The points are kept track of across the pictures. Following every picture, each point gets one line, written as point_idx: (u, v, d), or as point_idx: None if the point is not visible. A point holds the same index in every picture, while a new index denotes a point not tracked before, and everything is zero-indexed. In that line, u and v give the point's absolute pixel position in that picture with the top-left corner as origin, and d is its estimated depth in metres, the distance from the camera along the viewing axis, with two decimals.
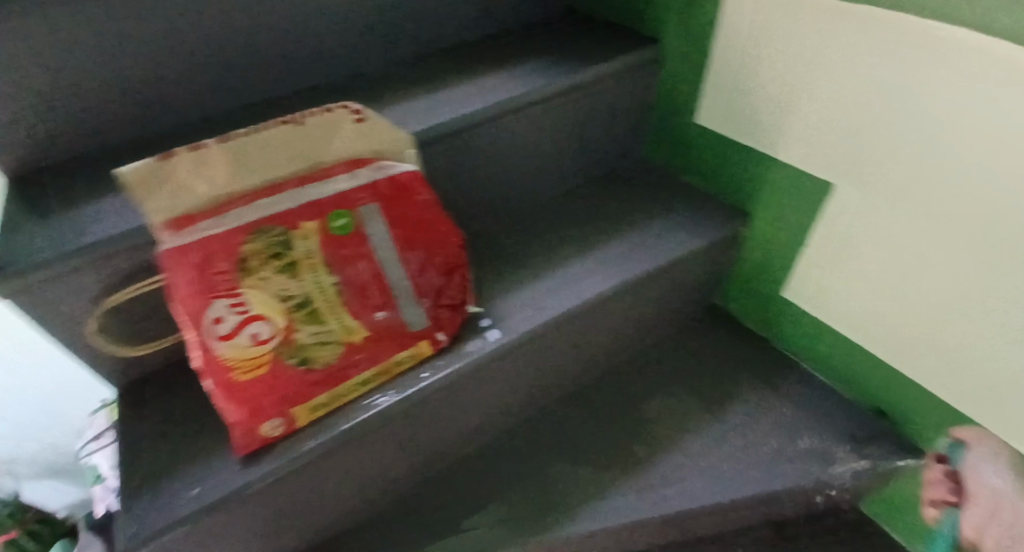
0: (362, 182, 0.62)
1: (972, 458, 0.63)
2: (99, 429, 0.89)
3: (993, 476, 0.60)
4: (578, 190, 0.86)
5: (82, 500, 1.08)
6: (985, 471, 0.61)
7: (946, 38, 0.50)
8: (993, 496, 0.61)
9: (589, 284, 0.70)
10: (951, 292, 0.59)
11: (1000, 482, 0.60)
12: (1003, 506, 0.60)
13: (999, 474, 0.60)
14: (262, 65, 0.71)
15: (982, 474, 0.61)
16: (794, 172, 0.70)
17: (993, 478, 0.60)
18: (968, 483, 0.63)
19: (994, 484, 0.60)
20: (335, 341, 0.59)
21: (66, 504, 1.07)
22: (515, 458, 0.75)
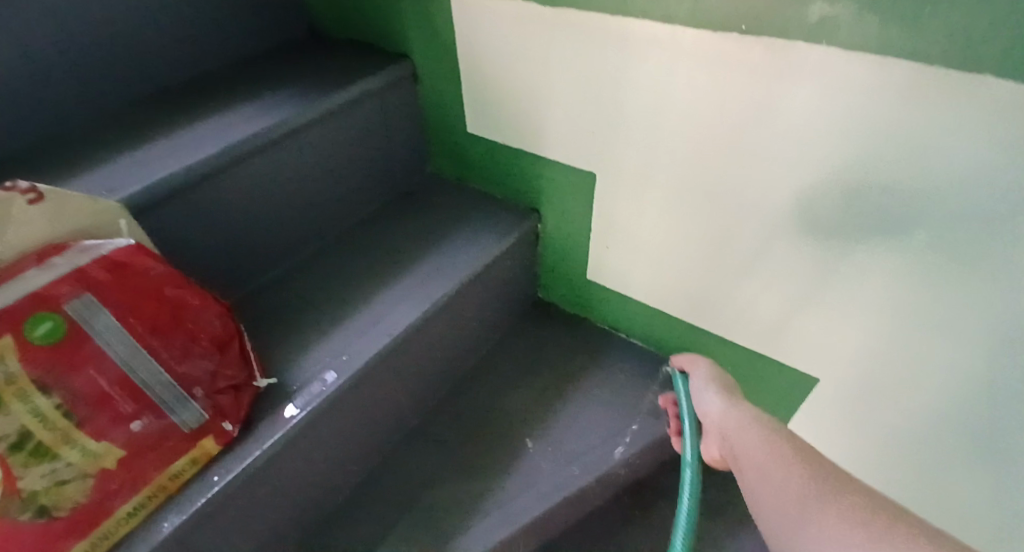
0: (62, 272, 0.49)
1: (698, 396, 0.62)
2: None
3: (709, 400, 0.60)
4: (371, 218, 0.80)
5: None
6: (708, 400, 0.60)
7: (640, 33, 0.55)
8: (714, 419, 0.57)
9: (395, 318, 0.66)
10: (701, 249, 0.67)
11: (716, 400, 0.58)
12: (722, 425, 0.54)
13: (713, 396, 0.60)
14: None
15: (702, 401, 0.60)
16: (559, 168, 0.73)
17: (712, 404, 0.58)
18: (708, 427, 0.58)
19: (713, 405, 0.58)
20: (79, 474, 0.47)
21: None
22: (366, 515, 0.69)
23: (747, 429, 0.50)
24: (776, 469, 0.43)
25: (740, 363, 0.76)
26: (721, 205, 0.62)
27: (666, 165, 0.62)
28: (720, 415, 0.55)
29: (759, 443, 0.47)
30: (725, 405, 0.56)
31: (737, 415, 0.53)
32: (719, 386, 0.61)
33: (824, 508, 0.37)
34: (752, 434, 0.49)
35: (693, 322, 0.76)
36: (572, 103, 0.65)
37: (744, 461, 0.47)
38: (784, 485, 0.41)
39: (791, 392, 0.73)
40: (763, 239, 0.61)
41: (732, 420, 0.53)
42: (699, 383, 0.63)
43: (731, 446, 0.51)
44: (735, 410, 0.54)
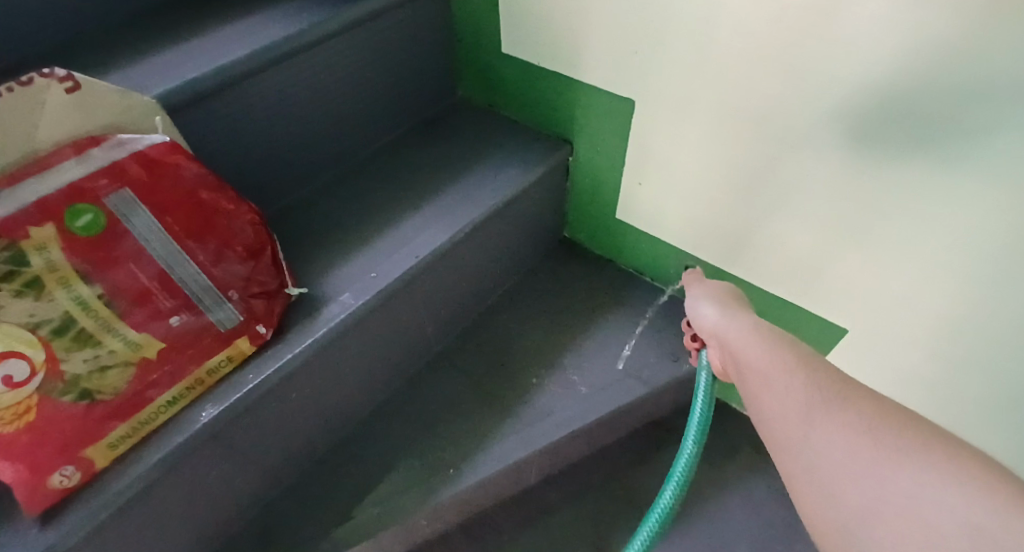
0: (100, 167, 0.50)
1: (690, 309, 0.56)
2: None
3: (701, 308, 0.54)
4: (401, 141, 0.79)
5: None
6: (699, 310, 0.54)
7: None
8: (711, 329, 0.51)
9: (424, 240, 0.66)
10: (742, 182, 0.65)
11: (711, 310, 0.52)
12: (720, 333, 0.49)
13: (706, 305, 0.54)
14: None
15: (695, 311, 0.54)
16: (599, 93, 0.70)
17: (704, 314, 0.52)
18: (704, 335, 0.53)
19: (707, 316, 0.52)
20: (120, 363, 0.49)
21: None
22: (389, 430, 0.72)
23: (749, 339, 0.45)
24: (777, 375, 0.40)
25: (769, 308, 0.74)
26: (767, 133, 0.59)
27: (712, 89, 0.60)
28: (719, 327, 0.50)
29: (760, 348, 0.43)
30: (721, 315, 0.50)
31: (737, 325, 0.48)
32: (716, 297, 0.54)
33: (828, 415, 0.35)
34: (756, 340, 0.44)
35: (723, 261, 0.74)
36: (617, 21, 0.62)
37: (746, 371, 0.43)
38: (784, 391, 0.38)
39: (818, 337, 0.72)
40: (807, 172, 0.59)
41: (730, 332, 0.48)
42: (692, 300, 0.57)
43: (731, 351, 0.47)
44: (735, 319, 0.49)
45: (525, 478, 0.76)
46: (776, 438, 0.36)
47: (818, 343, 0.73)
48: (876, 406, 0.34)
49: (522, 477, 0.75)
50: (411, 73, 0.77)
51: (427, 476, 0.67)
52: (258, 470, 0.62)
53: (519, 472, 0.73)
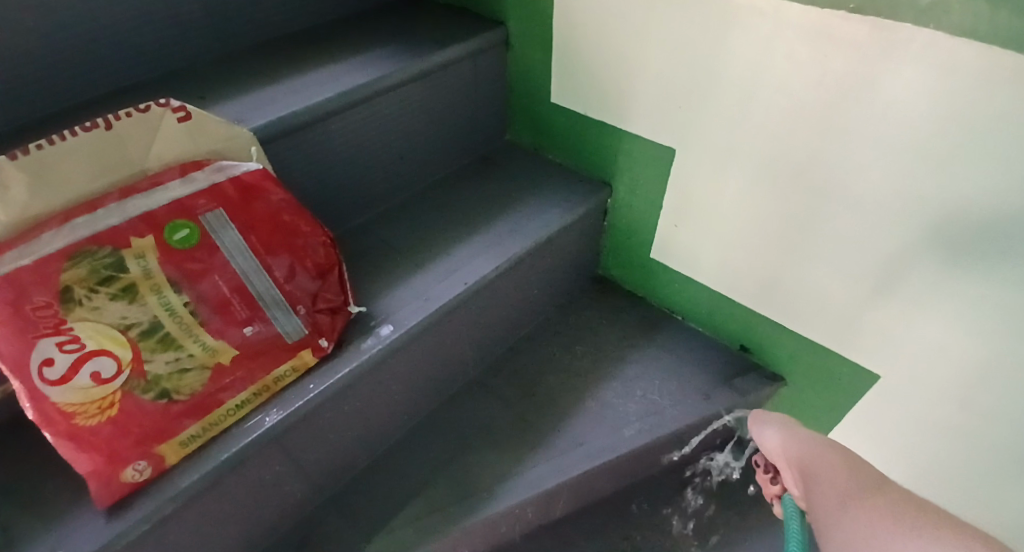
0: (199, 187, 0.56)
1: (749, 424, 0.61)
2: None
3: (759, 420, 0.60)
4: (452, 177, 0.85)
5: None
6: (755, 423, 0.59)
7: (744, 9, 0.57)
8: (777, 452, 0.54)
9: (473, 268, 0.71)
10: (776, 231, 0.69)
11: (774, 432, 0.55)
12: (792, 455, 0.52)
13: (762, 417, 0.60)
14: (74, 67, 0.62)
15: (759, 437, 0.57)
16: (642, 142, 0.76)
17: (768, 436, 0.56)
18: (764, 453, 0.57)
19: (771, 438, 0.55)
20: (198, 366, 0.53)
21: None
22: (426, 449, 0.74)
23: (818, 458, 0.50)
24: (839, 483, 0.46)
25: (799, 351, 0.77)
26: (802, 185, 0.63)
27: (753, 144, 0.65)
28: (785, 448, 0.53)
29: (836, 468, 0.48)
30: (787, 438, 0.54)
31: (807, 447, 0.52)
32: (780, 420, 0.57)
33: (862, 503, 0.42)
34: (830, 460, 0.49)
35: (757, 304, 0.77)
36: (664, 78, 0.68)
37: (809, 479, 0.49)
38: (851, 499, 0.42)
39: (847, 382, 0.74)
40: (840, 223, 0.63)
41: (802, 453, 0.51)
42: (755, 422, 0.59)
43: (803, 470, 0.50)
44: (803, 440, 0.53)
45: (553, 506, 0.77)
46: (835, 540, 0.40)
47: (846, 388, 0.75)
48: (900, 498, 0.41)
49: (551, 505, 0.76)
50: (468, 117, 0.83)
51: (462, 497, 0.69)
52: (304, 478, 0.64)
53: (549, 499, 0.74)
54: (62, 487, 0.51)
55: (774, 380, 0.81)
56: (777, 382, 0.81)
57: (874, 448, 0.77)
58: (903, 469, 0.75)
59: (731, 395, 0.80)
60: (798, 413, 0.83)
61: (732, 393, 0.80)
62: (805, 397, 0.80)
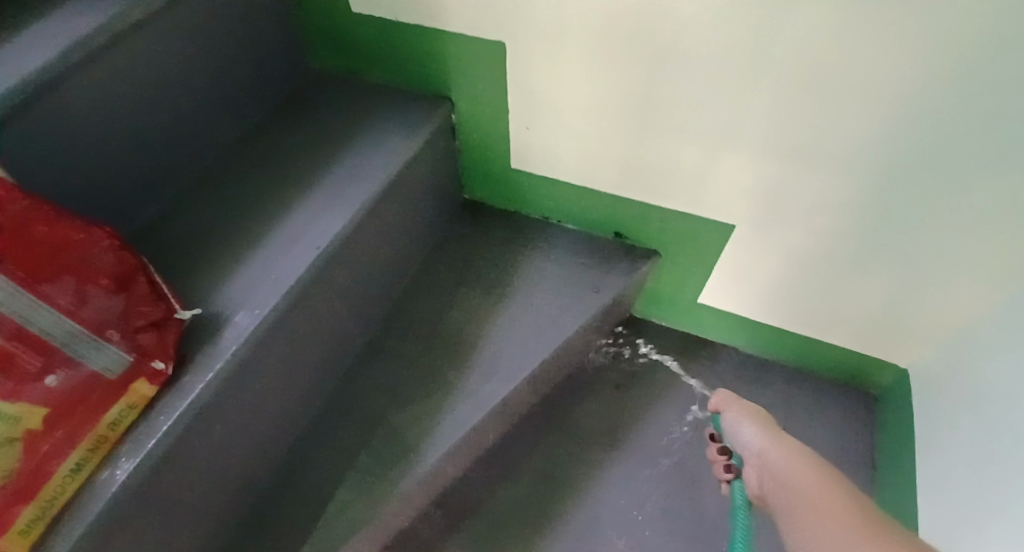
0: None
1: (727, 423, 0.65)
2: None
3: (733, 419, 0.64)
4: (269, 132, 0.73)
5: None
6: (738, 428, 0.63)
7: None
8: (755, 452, 0.57)
9: (321, 229, 0.62)
10: (622, 107, 0.67)
11: (752, 436, 0.59)
12: (765, 457, 0.54)
13: (736, 416, 0.64)
14: None
15: (738, 439, 0.62)
16: (466, 41, 0.68)
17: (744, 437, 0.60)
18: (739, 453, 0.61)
19: (749, 440, 0.59)
20: (5, 443, 0.41)
21: None
22: (337, 434, 0.69)
23: (780, 460, 0.53)
24: (832, 514, 0.41)
25: (670, 223, 0.79)
26: (635, 53, 0.61)
27: (578, 19, 0.60)
28: (756, 451, 0.57)
29: (793, 465, 0.51)
30: (766, 439, 0.57)
31: (775, 447, 0.55)
32: (752, 421, 0.62)
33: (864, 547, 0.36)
34: (792, 462, 0.52)
35: (619, 186, 0.77)
36: None
37: (791, 492, 0.48)
38: (794, 485, 0.48)
39: (713, 240, 0.78)
40: (677, 84, 0.62)
41: (773, 454, 0.54)
42: (732, 421, 0.64)
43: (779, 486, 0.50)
44: (779, 444, 0.55)
45: (483, 439, 0.77)
46: None
47: (712, 245, 0.79)
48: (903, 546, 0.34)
49: (480, 439, 0.76)
50: (262, 52, 0.70)
51: (388, 466, 0.66)
52: (203, 512, 0.58)
53: (477, 434, 0.74)
54: None
55: (647, 255, 0.84)
56: (651, 255, 0.84)
57: (746, 290, 0.83)
58: (770, 300, 0.83)
59: (616, 282, 0.81)
60: (678, 280, 0.88)
61: (617, 280, 0.82)
62: (679, 264, 0.85)
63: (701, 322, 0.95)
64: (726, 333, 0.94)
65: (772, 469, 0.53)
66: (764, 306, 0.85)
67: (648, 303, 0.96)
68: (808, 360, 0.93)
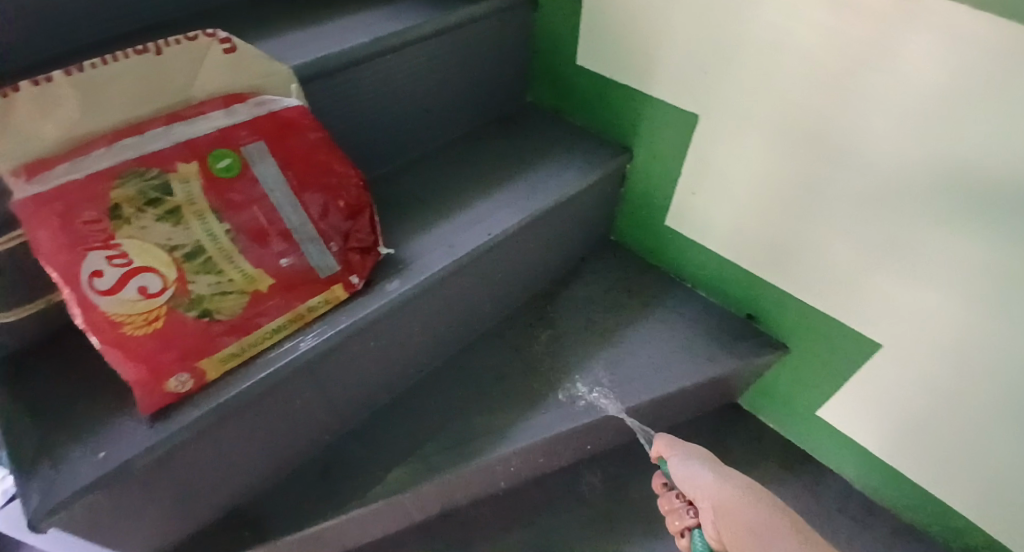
0: (242, 120, 0.59)
1: (677, 465, 0.63)
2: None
3: (683, 463, 0.62)
4: (476, 135, 0.87)
5: None
6: (689, 467, 0.61)
7: None
8: (706, 491, 0.56)
9: (496, 221, 0.73)
10: (787, 197, 0.72)
11: (705, 475, 0.58)
12: (717, 498, 0.54)
13: (683, 459, 0.63)
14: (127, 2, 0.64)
15: (688, 476, 0.60)
16: (664, 106, 0.78)
17: (699, 476, 0.59)
18: (690, 492, 0.59)
19: (702, 481, 0.58)
20: (237, 291, 0.56)
21: None
22: (442, 394, 0.77)
23: (734, 499, 0.53)
24: None
25: (807, 322, 0.80)
26: (816, 151, 0.67)
27: (772, 111, 0.68)
28: (712, 490, 0.56)
29: (753, 506, 0.51)
30: (715, 481, 0.57)
31: (728, 486, 0.55)
32: (703, 463, 0.61)
33: None
34: (747, 504, 0.52)
35: (762, 269, 0.81)
36: (691, 40, 0.70)
37: (756, 535, 0.48)
38: (755, 529, 0.49)
39: (849, 351, 0.78)
40: (849, 188, 0.66)
41: (725, 495, 0.54)
42: (681, 465, 0.62)
43: (741, 534, 0.49)
44: (725, 484, 0.55)
45: (561, 453, 0.82)
46: None
47: (843, 355, 0.79)
48: None
49: (558, 451, 0.81)
50: (493, 74, 0.85)
51: (477, 436, 0.73)
52: (327, 409, 0.68)
53: (558, 444, 0.78)
54: (111, 394, 0.55)
55: (775, 347, 0.85)
56: (779, 348, 0.85)
57: (867, 414, 0.81)
58: (893, 434, 0.80)
59: (735, 358, 0.83)
60: (797, 378, 0.87)
61: (736, 357, 0.83)
62: (804, 364, 0.85)
63: (808, 432, 0.92)
64: (831, 453, 0.91)
65: (731, 514, 0.52)
66: (880, 438, 0.82)
67: (756, 393, 0.96)
68: (919, 516, 0.84)
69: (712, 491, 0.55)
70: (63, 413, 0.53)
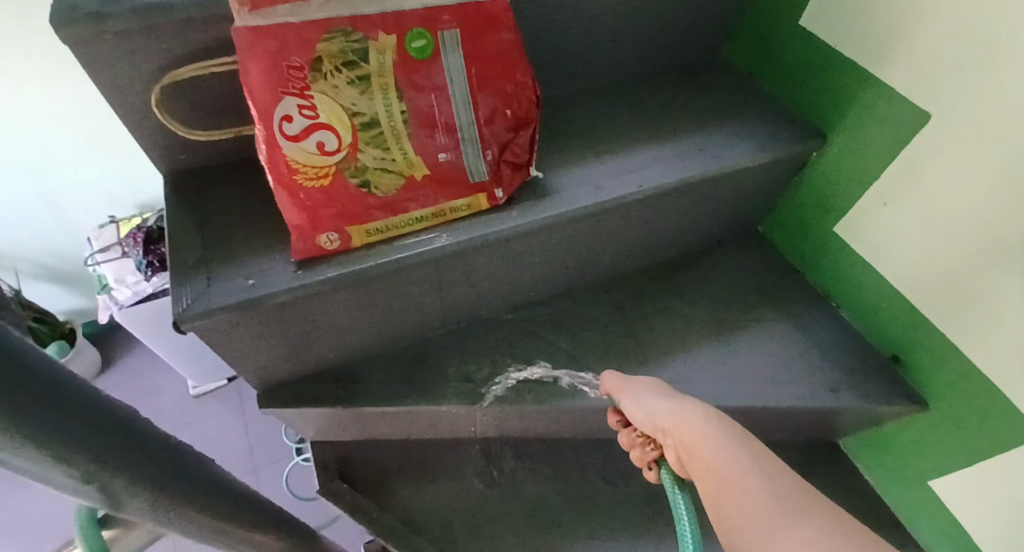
0: (448, 2, 0.57)
1: (631, 403, 0.50)
2: (108, 241, 1.14)
3: (641, 396, 0.50)
4: (659, 80, 0.81)
5: (82, 310, 1.36)
6: (644, 400, 0.48)
7: None
8: (662, 420, 0.44)
9: (651, 174, 0.68)
10: (1002, 245, 0.60)
11: (662, 403, 0.46)
12: (675, 426, 0.41)
13: (643, 392, 0.50)
14: None
15: (645, 406, 0.47)
16: (891, 96, 0.66)
17: (654, 405, 0.46)
18: (647, 424, 0.46)
19: (658, 409, 0.46)
20: (396, 171, 0.58)
21: (69, 309, 1.35)
22: (542, 329, 0.78)
23: (694, 425, 0.40)
24: (765, 500, 0.31)
25: (960, 387, 0.70)
26: None
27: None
28: (668, 416, 0.43)
29: (710, 431, 0.38)
30: (671, 406, 0.44)
31: (685, 409, 0.42)
32: (658, 391, 0.49)
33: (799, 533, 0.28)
34: (705, 430, 0.39)
35: (936, 315, 0.70)
36: (958, 23, 0.57)
37: (716, 470, 0.35)
38: (713, 462, 0.36)
39: (1005, 437, 0.67)
40: None
41: (682, 421, 0.41)
42: (635, 399, 0.50)
43: (702, 467, 0.37)
44: (682, 409, 0.43)
45: None
46: None
47: (992, 437, 0.68)
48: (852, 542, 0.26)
49: None
50: (699, 17, 0.77)
51: (563, 379, 0.73)
52: (437, 308, 0.71)
53: None
54: (266, 232, 0.60)
55: (913, 401, 0.75)
56: (916, 403, 0.75)
57: (1001, 509, 0.71)
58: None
59: (860, 397, 0.75)
60: (926, 441, 0.77)
61: (862, 396, 0.75)
62: (940, 428, 0.74)
63: (913, 499, 0.83)
64: (934, 529, 0.82)
65: (688, 444, 0.39)
66: (1004, 538, 0.71)
67: (865, 439, 0.87)
68: None
69: (673, 416, 0.43)
70: (229, 235, 0.59)
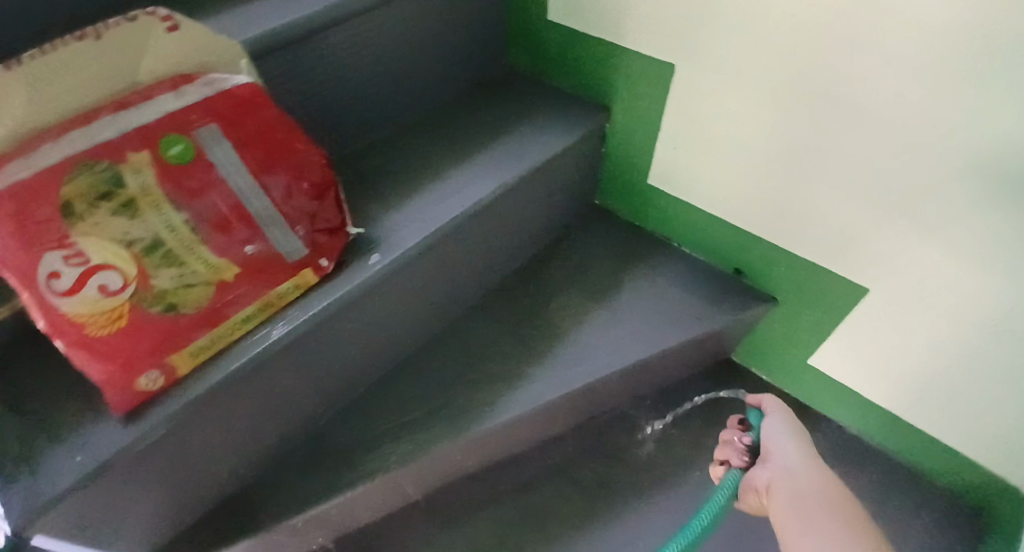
0: (192, 102, 0.57)
1: (772, 418, 0.66)
2: None
3: (777, 431, 0.64)
4: (450, 102, 0.84)
5: None
6: (778, 433, 0.64)
7: None
8: (781, 459, 0.60)
9: (468, 193, 0.70)
10: (782, 150, 0.69)
11: (787, 442, 0.62)
12: (783, 467, 0.59)
13: (780, 429, 0.64)
14: None
15: (771, 435, 0.64)
16: (642, 58, 0.74)
17: (783, 442, 0.62)
18: (763, 446, 0.64)
19: (782, 444, 0.62)
20: (202, 282, 0.54)
21: None
22: (430, 371, 0.76)
23: (806, 474, 0.57)
24: (836, 529, 0.51)
25: (793, 275, 0.79)
26: (812, 100, 0.63)
27: (764, 59, 0.64)
28: (784, 456, 0.60)
29: (814, 483, 0.56)
30: (798, 457, 0.60)
31: (808, 469, 0.58)
32: (791, 430, 0.64)
33: None
34: (816, 481, 0.56)
35: (754, 225, 0.78)
36: None
37: (801, 505, 0.53)
38: (803, 500, 0.54)
39: (839, 303, 0.76)
40: (850, 136, 0.63)
41: (796, 473, 0.57)
42: (771, 423, 0.66)
43: (791, 496, 0.55)
44: (806, 464, 0.58)
45: (554, 421, 0.82)
46: None
47: (833, 306, 0.77)
48: None
49: (551, 420, 0.81)
50: (464, 36, 0.81)
51: (467, 409, 0.72)
52: (310, 394, 0.67)
53: (548, 413, 0.77)
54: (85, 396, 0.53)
55: (764, 300, 0.83)
56: (768, 301, 0.83)
57: (863, 362, 0.81)
58: (892, 379, 0.79)
59: (724, 315, 0.82)
60: (792, 330, 0.85)
61: (726, 314, 0.82)
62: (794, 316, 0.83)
63: (803, 382, 0.92)
64: (828, 402, 0.91)
65: (790, 481, 0.56)
66: (874, 385, 0.82)
67: (748, 348, 0.95)
68: (911, 455, 0.87)
69: (788, 463, 0.59)
70: (42, 414, 0.52)
